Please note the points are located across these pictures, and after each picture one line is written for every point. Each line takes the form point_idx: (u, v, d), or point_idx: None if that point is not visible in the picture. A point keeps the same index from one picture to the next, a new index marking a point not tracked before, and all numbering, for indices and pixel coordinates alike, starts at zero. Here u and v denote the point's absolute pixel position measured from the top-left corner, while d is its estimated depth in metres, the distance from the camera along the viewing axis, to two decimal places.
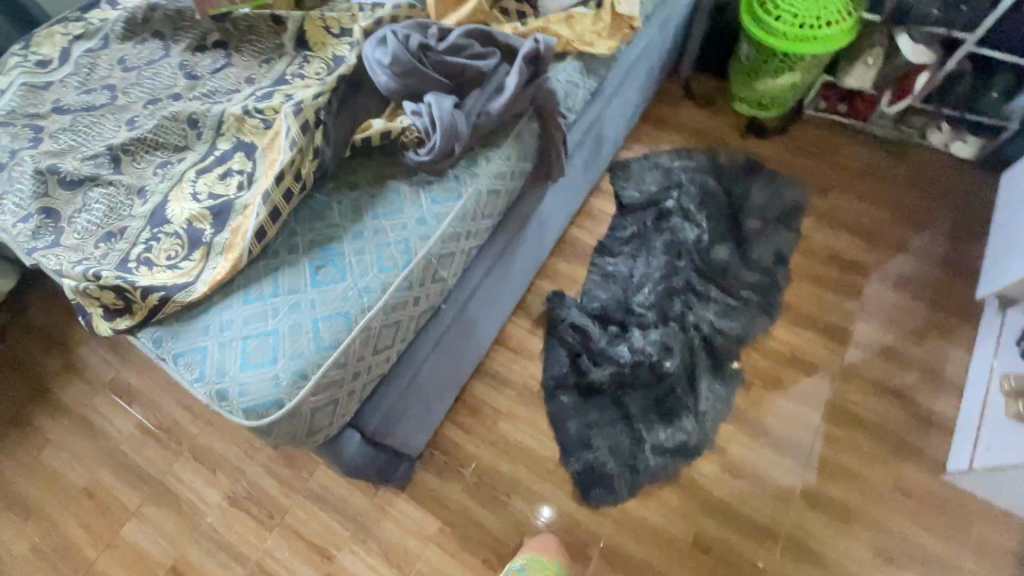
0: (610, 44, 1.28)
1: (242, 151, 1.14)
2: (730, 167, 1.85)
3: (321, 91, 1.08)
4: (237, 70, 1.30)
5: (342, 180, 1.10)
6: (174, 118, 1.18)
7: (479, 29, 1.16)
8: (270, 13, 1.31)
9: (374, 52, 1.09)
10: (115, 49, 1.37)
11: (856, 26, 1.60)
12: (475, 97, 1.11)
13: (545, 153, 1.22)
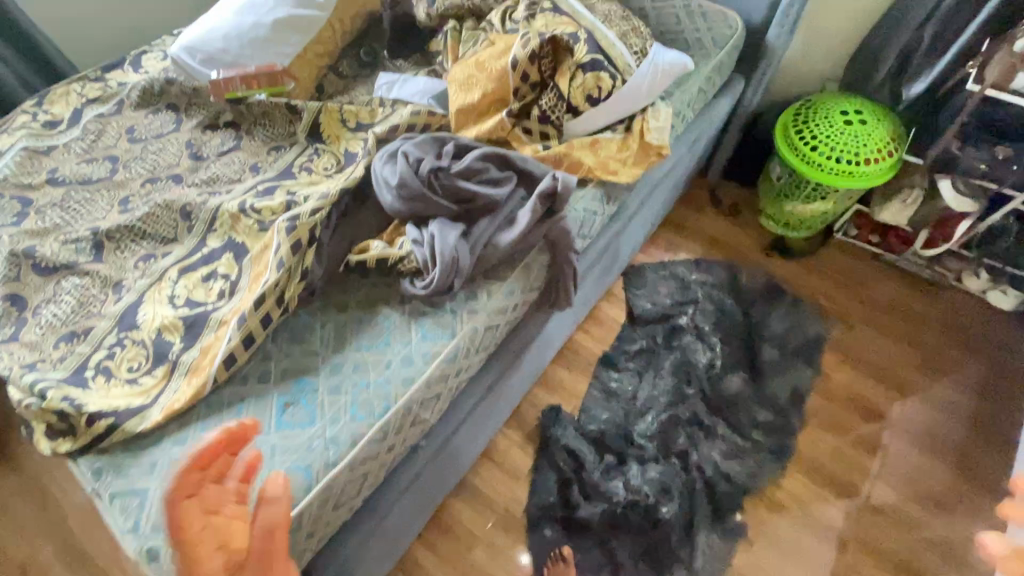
0: (634, 173, 1.22)
1: (232, 252, 1.08)
2: (750, 288, 1.77)
3: (320, 205, 1.01)
4: (245, 156, 1.25)
5: (330, 299, 1.02)
6: (167, 206, 1.12)
7: (497, 153, 1.09)
8: (286, 103, 1.26)
9: (382, 169, 1.02)
10: (126, 116, 1.33)
11: (897, 165, 1.52)
12: (484, 226, 1.03)
13: (555, 283, 1.14)
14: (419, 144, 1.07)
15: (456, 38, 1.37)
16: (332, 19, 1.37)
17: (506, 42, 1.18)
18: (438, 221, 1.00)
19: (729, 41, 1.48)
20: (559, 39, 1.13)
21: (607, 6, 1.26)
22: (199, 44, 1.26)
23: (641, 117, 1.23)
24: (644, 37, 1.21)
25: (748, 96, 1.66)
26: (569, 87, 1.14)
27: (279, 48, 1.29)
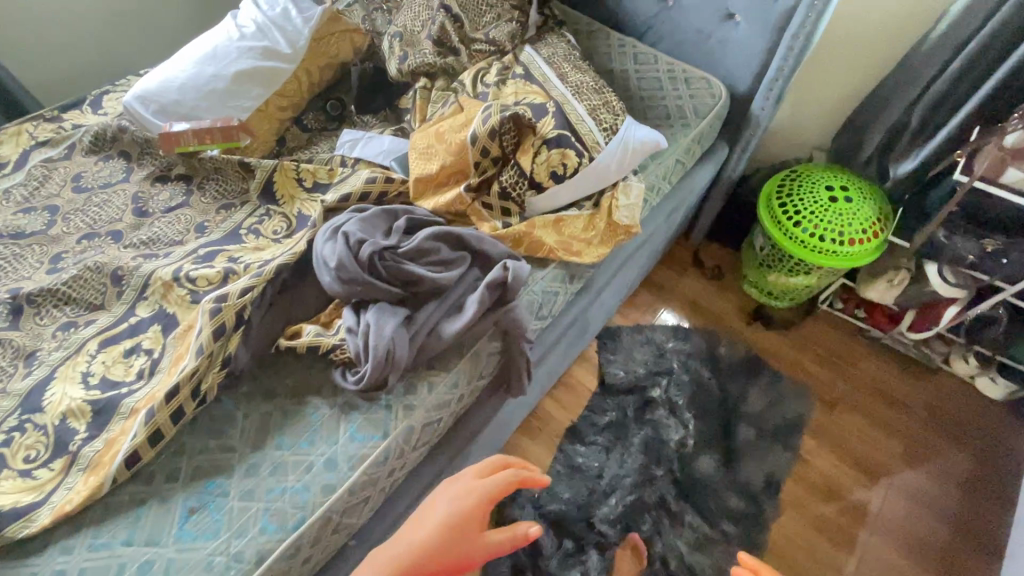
0: (599, 253, 1.15)
1: (160, 324, 1.00)
2: (729, 360, 1.69)
3: (252, 283, 0.94)
4: (191, 214, 1.18)
5: (258, 385, 0.94)
6: (96, 269, 1.05)
7: (450, 231, 1.03)
8: (239, 159, 1.20)
9: (322, 247, 0.96)
10: (76, 162, 1.27)
11: (882, 246, 1.45)
12: (429, 313, 0.96)
13: (507, 371, 1.06)
14: (367, 219, 1.00)
15: (425, 98, 1.32)
16: (298, 71, 1.32)
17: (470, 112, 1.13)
18: (376, 308, 0.93)
19: (712, 111, 1.43)
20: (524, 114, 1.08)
21: (581, 76, 1.21)
22: (154, 94, 1.20)
23: (610, 194, 1.17)
24: (618, 111, 1.16)
25: (732, 163, 1.61)
26: (532, 164, 1.08)
27: (238, 101, 1.24)
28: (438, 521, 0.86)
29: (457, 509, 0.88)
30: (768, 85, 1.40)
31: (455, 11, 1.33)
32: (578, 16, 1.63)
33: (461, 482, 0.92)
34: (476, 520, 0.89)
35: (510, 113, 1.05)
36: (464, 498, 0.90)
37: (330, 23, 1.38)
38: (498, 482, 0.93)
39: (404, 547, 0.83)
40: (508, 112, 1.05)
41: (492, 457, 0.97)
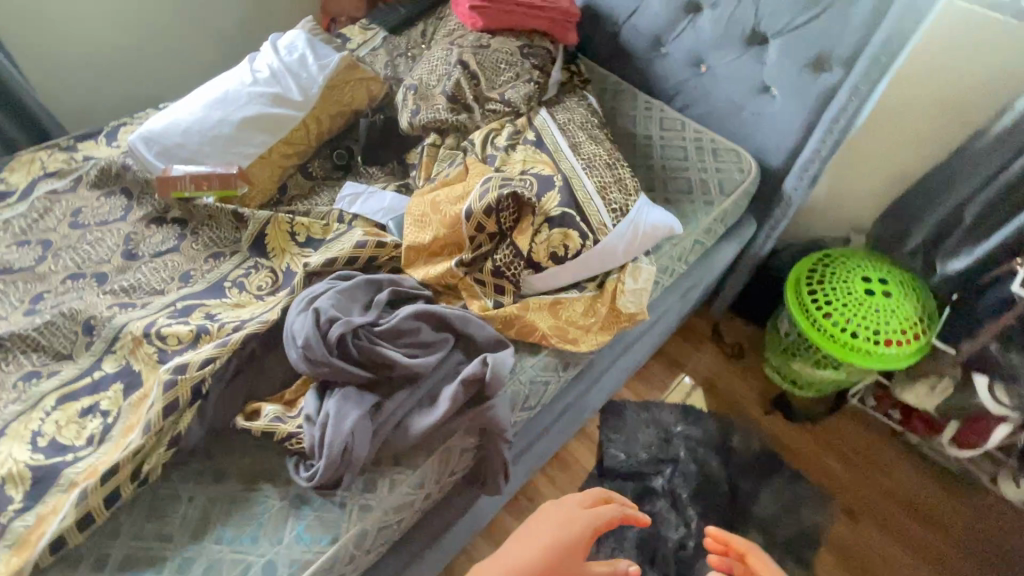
0: (598, 341, 1.05)
1: (122, 383, 0.95)
2: (742, 451, 1.54)
3: (216, 354, 0.88)
4: (178, 261, 1.14)
5: (210, 463, 0.87)
6: (70, 316, 1.01)
7: (434, 311, 0.95)
8: (233, 210, 1.16)
9: (294, 320, 0.90)
10: (79, 196, 1.26)
11: (923, 349, 1.30)
12: (399, 402, 0.88)
13: (484, 466, 0.96)
14: (346, 292, 0.94)
15: (432, 157, 1.26)
16: (308, 118, 1.29)
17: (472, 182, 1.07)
18: (341, 394, 0.85)
19: (738, 188, 1.33)
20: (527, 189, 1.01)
21: (594, 148, 1.13)
22: (157, 135, 1.19)
23: (615, 276, 1.07)
24: (630, 190, 1.08)
25: (761, 239, 1.49)
26: (532, 242, 1.01)
27: (241, 148, 1.21)
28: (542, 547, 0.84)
29: (559, 532, 0.86)
30: (802, 165, 1.29)
31: (472, 69, 1.29)
32: (606, 75, 1.56)
33: (569, 509, 0.91)
34: (580, 550, 0.85)
35: (511, 189, 0.98)
36: (566, 523, 0.88)
37: (347, 71, 1.35)
38: (603, 513, 0.92)
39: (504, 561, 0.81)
40: (509, 187, 0.98)
41: (595, 489, 0.97)
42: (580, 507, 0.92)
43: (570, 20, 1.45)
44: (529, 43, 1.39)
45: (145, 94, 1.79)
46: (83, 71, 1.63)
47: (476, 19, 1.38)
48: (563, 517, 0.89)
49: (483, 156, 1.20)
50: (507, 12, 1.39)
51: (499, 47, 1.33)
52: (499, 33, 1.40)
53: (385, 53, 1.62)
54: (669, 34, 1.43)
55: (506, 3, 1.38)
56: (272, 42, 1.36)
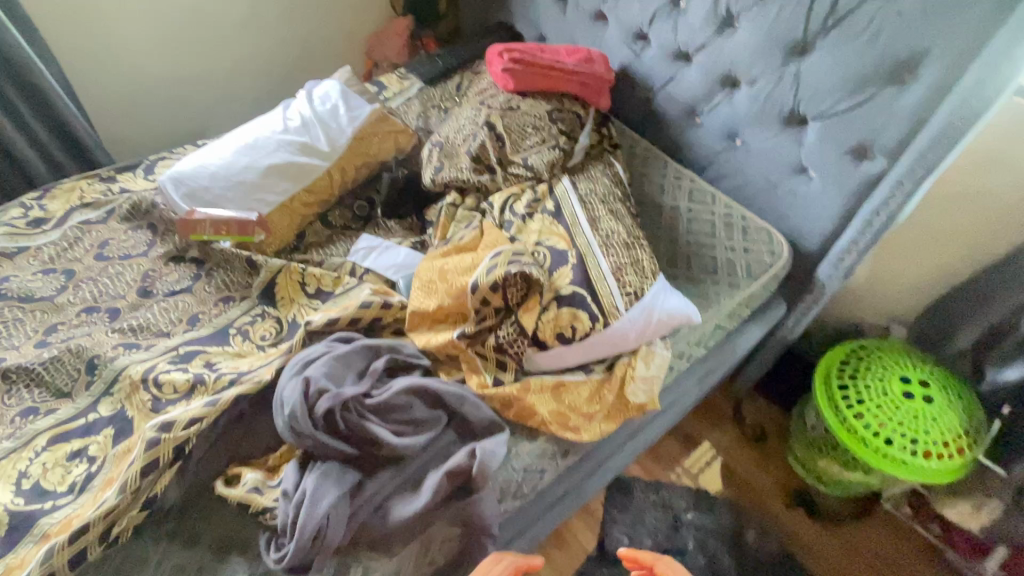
0: (601, 429, 0.99)
1: (114, 428, 0.94)
2: (758, 550, 1.42)
3: (204, 413, 0.86)
4: (189, 302, 1.15)
5: (182, 526, 0.84)
6: (76, 353, 1.02)
7: (429, 387, 0.91)
8: (248, 257, 1.17)
9: (285, 385, 0.87)
10: (108, 228, 1.30)
11: (968, 466, 1.18)
12: (381, 484, 0.84)
13: (466, 558, 0.90)
14: (342, 358, 0.92)
15: (451, 218, 1.25)
16: (332, 168, 1.31)
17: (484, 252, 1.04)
18: (322, 471, 0.82)
19: (767, 271, 1.26)
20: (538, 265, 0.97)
21: (613, 224, 1.10)
22: (187, 177, 1.22)
23: (625, 361, 1.02)
24: (647, 271, 1.04)
25: (790, 323, 1.40)
26: (538, 320, 0.96)
27: (264, 195, 1.23)
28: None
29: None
30: (839, 253, 1.23)
31: (499, 131, 1.29)
32: (637, 139, 1.54)
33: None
34: None
35: (520, 265, 0.94)
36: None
37: (376, 123, 1.37)
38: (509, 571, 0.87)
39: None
40: (518, 262, 0.94)
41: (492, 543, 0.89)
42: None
43: (603, 85, 1.44)
44: (559, 107, 1.38)
45: (187, 121, 1.87)
46: (131, 97, 1.72)
47: (507, 79, 1.39)
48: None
49: (500, 222, 1.18)
50: (539, 75, 1.39)
51: (528, 110, 1.32)
52: (530, 94, 1.40)
53: (419, 103, 1.65)
54: (704, 106, 1.39)
55: (539, 66, 1.39)
56: (308, 91, 1.40)
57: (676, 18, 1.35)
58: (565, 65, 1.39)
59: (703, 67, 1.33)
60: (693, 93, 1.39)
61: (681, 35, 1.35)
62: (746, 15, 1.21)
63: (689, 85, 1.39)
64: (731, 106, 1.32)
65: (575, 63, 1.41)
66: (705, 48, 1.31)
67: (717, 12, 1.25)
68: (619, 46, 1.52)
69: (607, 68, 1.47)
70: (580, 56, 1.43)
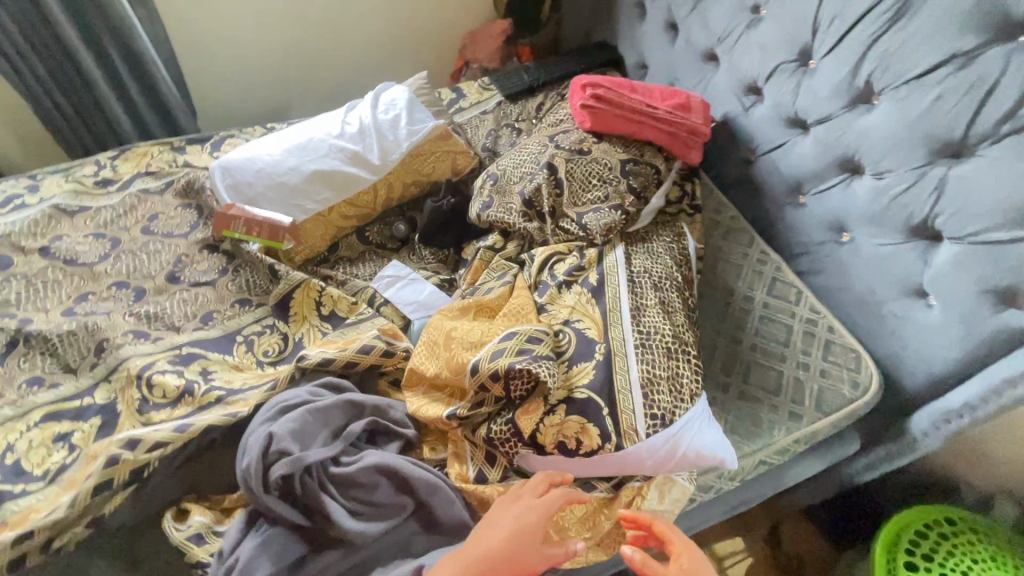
0: (586, 557, 0.86)
1: (101, 419, 0.94)
2: None
3: (171, 438, 0.82)
4: (208, 298, 1.13)
5: (128, 546, 0.81)
6: (90, 331, 1.03)
7: (401, 468, 0.81)
8: (270, 265, 1.13)
9: (253, 430, 0.81)
10: (163, 201, 1.32)
11: None
12: (322, 569, 0.76)
13: None
14: (320, 412, 0.84)
15: (483, 262, 1.15)
16: (379, 183, 1.24)
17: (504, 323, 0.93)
18: (263, 540, 0.75)
19: (843, 407, 1.03)
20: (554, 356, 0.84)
21: (659, 320, 0.93)
22: (235, 168, 1.20)
23: (635, 485, 0.88)
24: (684, 391, 0.87)
25: (860, 464, 1.16)
26: (539, 421, 0.82)
27: (303, 201, 1.19)
28: (491, 562, 0.71)
29: (521, 536, 0.74)
30: (944, 410, 0.97)
31: (559, 176, 1.15)
32: (724, 205, 1.32)
33: (531, 509, 0.77)
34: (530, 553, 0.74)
35: (529, 357, 0.81)
36: (530, 523, 0.75)
37: (435, 140, 1.31)
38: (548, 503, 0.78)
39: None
40: (528, 353, 0.81)
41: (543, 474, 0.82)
42: (540, 499, 0.79)
43: (696, 140, 1.24)
44: (636, 158, 1.21)
45: (272, 99, 1.88)
46: (223, 68, 1.75)
47: (586, 116, 1.24)
48: (522, 521, 0.75)
49: (534, 282, 1.05)
50: (622, 117, 1.22)
51: (598, 158, 1.18)
52: (607, 137, 1.24)
53: (493, 120, 1.53)
54: (812, 185, 1.16)
55: (625, 107, 1.22)
56: (376, 95, 1.34)
57: (801, 79, 1.13)
58: (654, 111, 1.22)
59: (821, 141, 1.11)
60: (801, 168, 1.16)
61: (802, 99, 1.13)
62: (890, 93, 0.98)
63: (799, 158, 1.16)
64: (846, 196, 1.09)
65: (667, 109, 1.22)
66: (828, 121, 1.09)
67: (854, 82, 1.03)
68: (726, 95, 1.31)
69: (706, 119, 1.27)
70: (675, 102, 1.24)
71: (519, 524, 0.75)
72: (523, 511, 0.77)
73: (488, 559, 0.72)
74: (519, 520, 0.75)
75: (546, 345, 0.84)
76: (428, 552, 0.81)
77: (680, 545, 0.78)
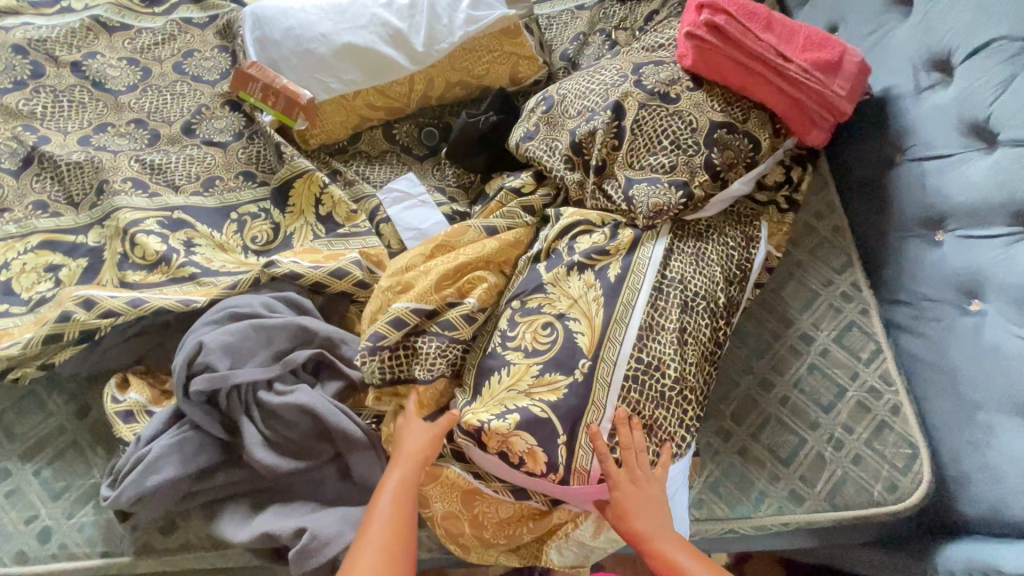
0: (493, 558, 0.81)
1: (88, 262, 0.95)
2: None
3: (122, 309, 0.81)
4: (215, 161, 1.05)
5: (83, 392, 0.85)
6: (96, 168, 1.00)
7: (325, 416, 0.76)
8: (277, 145, 1.03)
9: (201, 329, 0.78)
10: (201, 36, 1.19)
11: None
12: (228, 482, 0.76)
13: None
14: (267, 329, 0.78)
15: (500, 204, 0.95)
16: (418, 76, 1.06)
17: (410, 279, 0.84)
18: (177, 439, 0.74)
19: (860, 506, 0.84)
20: (464, 325, 0.80)
21: (672, 356, 0.78)
22: (266, 21, 1.05)
23: (572, 511, 0.77)
24: (658, 440, 0.76)
25: (863, 561, 0.96)
26: (486, 419, 0.72)
27: (328, 77, 1.04)
28: (411, 462, 0.72)
29: (424, 429, 0.75)
30: (985, 564, 0.74)
31: (623, 123, 0.90)
32: (832, 209, 1.02)
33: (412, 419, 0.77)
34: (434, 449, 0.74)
35: (372, 345, 0.79)
36: (420, 427, 0.76)
37: (497, 36, 1.07)
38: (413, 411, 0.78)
39: (378, 516, 0.69)
40: (374, 340, 0.79)
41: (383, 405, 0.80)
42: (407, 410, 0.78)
43: (828, 117, 0.91)
44: (735, 123, 0.91)
45: None
46: None
47: (689, 50, 0.92)
48: (414, 429, 0.75)
49: (509, 226, 0.92)
50: (737, 63, 0.90)
51: (682, 111, 0.90)
52: (709, 85, 0.93)
53: (587, 19, 1.19)
54: (961, 225, 0.84)
55: (744, 49, 0.89)
56: None
57: (1020, 71, 0.78)
58: (783, 64, 0.88)
59: (1003, 168, 0.79)
60: (955, 196, 0.84)
61: (1005, 101, 0.79)
62: None
63: (960, 182, 0.84)
64: (1000, 258, 0.79)
65: (802, 66, 0.88)
66: None
67: None
68: (897, 63, 0.95)
69: (856, 90, 0.91)
70: (820, 57, 0.89)
71: (413, 429, 0.76)
72: (406, 425, 0.76)
73: (410, 459, 0.73)
74: (412, 432, 0.75)
75: (457, 310, 0.81)
76: (336, 502, 0.77)
77: (629, 469, 0.72)
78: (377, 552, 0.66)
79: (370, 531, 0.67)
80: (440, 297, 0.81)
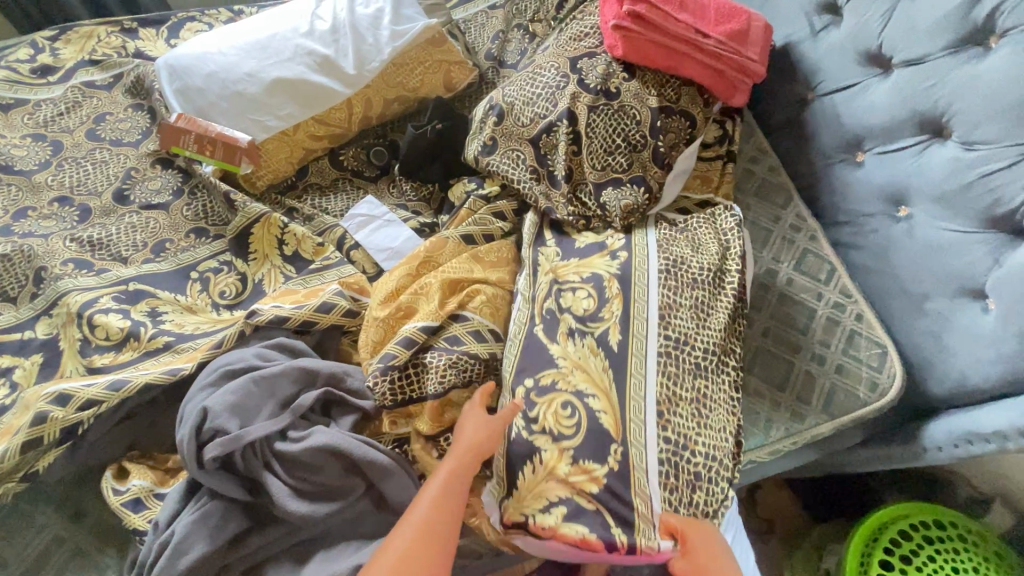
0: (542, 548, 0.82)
1: (43, 356, 0.87)
2: None
3: (103, 397, 0.77)
4: (160, 224, 1.00)
5: (76, 493, 0.79)
6: (27, 256, 0.93)
7: (347, 449, 0.75)
8: (225, 194, 0.99)
9: (196, 397, 0.75)
10: (111, 99, 1.13)
11: None
12: (263, 543, 0.73)
13: None
14: (268, 379, 0.76)
15: (470, 211, 0.97)
16: (355, 98, 1.05)
17: (410, 304, 0.85)
18: (199, 514, 0.70)
19: (854, 411, 0.92)
20: (472, 339, 0.82)
21: (691, 325, 0.82)
22: (183, 69, 1.01)
23: None
24: (698, 416, 0.79)
25: (858, 457, 1.03)
26: (531, 516, 0.72)
27: (263, 116, 1.02)
28: (466, 455, 0.71)
29: (483, 424, 0.74)
30: (970, 431, 0.82)
31: (579, 128, 0.94)
32: (763, 152, 1.11)
33: (473, 412, 0.76)
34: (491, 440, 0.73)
35: (386, 364, 0.79)
36: (483, 421, 0.74)
37: (425, 46, 1.08)
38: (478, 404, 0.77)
39: (425, 499, 0.66)
40: (386, 360, 0.80)
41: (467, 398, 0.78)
42: (477, 407, 0.77)
43: (746, 80, 0.98)
44: (670, 106, 0.98)
45: None
46: None
47: (618, 42, 0.96)
48: (475, 421, 0.75)
49: (484, 233, 0.95)
50: (662, 46, 0.95)
51: (626, 105, 0.95)
52: (642, 72, 0.98)
53: (503, 17, 1.21)
54: (877, 143, 0.94)
55: (666, 32, 0.94)
56: None
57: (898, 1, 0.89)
58: (702, 41, 0.94)
59: (902, 86, 0.89)
60: (868, 118, 0.94)
61: (892, 29, 0.90)
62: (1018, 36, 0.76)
63: (869, 105, 0.94)
64: (916, 164, 0.89)
65: (719, 40, 0.95)
66: (920, 63, 0.87)
67: (972, 14, 0.81)
68: (793, 13, 1.05)
69: (765, 53, 0.99)
70: (732, 28, 0.96)
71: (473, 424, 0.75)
72: (469, 419, 0.75)
73: (468, 449, 0.72)
74: (473, 424, 0.74)
75: (464, 325, 0.83)
76: (376, 536, 0.77)
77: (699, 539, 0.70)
78: (415, 533, 0.62)
79: (413, 513, 0.65)
80: (442, 311, 0.83)
